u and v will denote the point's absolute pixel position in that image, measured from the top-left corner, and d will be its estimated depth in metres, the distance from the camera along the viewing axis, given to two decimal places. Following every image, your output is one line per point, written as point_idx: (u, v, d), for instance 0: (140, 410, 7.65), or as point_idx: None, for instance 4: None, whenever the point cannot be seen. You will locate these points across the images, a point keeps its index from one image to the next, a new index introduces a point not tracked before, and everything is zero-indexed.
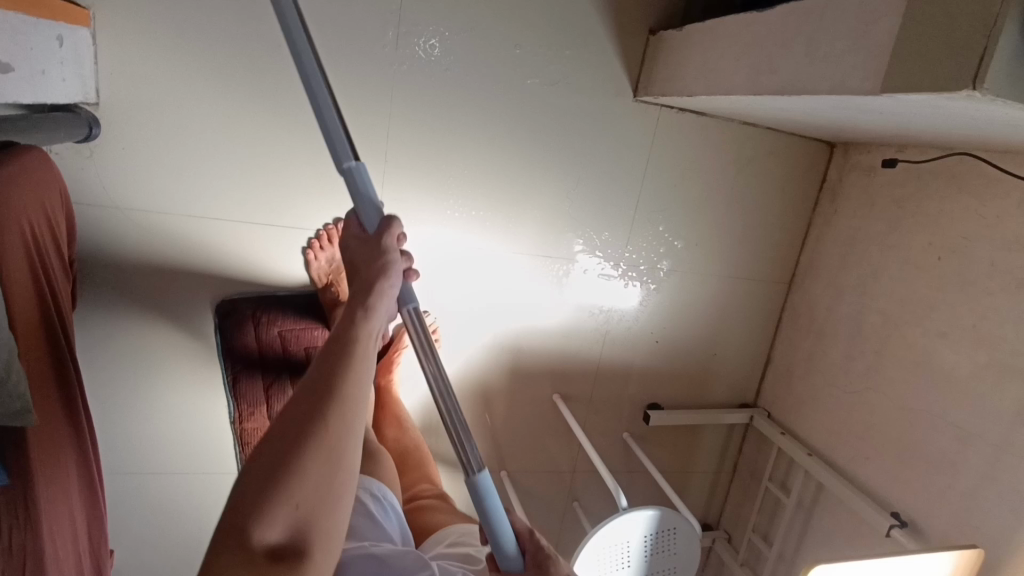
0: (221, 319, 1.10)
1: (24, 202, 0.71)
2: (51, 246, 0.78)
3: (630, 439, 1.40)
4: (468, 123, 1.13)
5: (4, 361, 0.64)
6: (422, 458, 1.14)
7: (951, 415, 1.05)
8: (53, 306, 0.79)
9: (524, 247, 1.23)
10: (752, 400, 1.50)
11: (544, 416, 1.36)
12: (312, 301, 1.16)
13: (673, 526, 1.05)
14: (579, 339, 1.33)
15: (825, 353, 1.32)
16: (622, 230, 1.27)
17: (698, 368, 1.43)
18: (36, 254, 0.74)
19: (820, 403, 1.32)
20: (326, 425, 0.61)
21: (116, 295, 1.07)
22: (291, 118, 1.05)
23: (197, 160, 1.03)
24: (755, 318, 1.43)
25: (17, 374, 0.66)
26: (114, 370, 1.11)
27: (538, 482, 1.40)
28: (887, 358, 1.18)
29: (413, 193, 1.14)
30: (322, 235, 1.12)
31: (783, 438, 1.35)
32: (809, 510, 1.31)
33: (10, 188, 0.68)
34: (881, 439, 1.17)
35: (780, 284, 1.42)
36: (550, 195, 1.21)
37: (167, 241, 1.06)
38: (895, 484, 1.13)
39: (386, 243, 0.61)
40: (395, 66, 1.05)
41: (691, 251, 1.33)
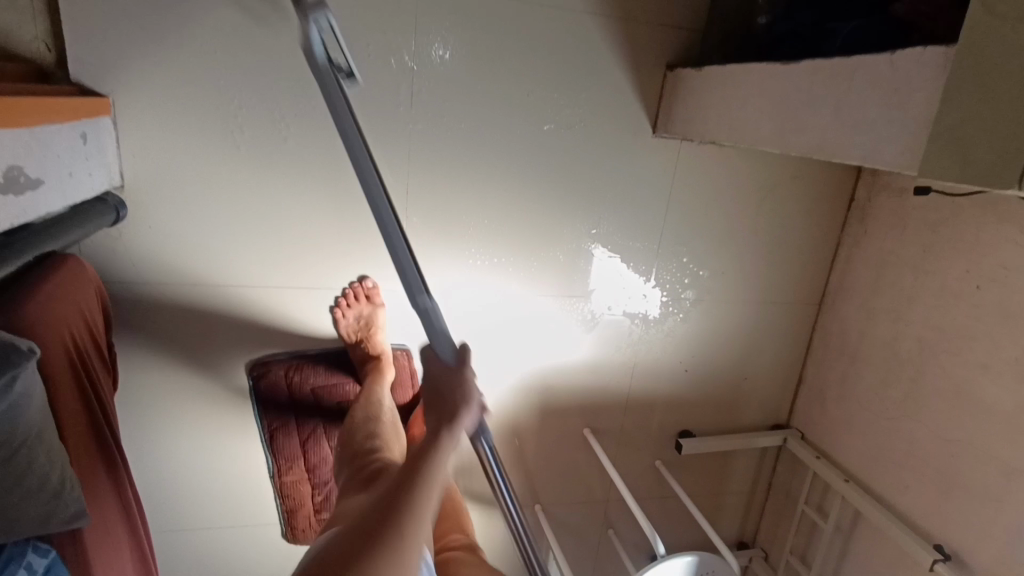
0: (256, 382, 1.12)
1: (67, 321, 0.73)
2: (92, 348, 0.80)
3: (662, 468, 1.40)
4: (486, 173, 1.12)
5: (58, 478, 0.66)
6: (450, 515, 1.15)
7: (994, 449, 1.03)
8: (101, 408, 0.82)
9: (548, 289, 1.23)
10: (785, 420, 1.49)
11: (574, 451, 1.36)
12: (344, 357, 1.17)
13: (712, 569, 1.06)
14: (607, 373, 1.32)
15: (859, 376, 1.30)
16: (645, 265, 1.26)
17: (728, 393, 1.42)
18: (80, 365, 0.76)
19: (856, 427, 1.30)
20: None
21: (152, 365, 1.09)
22: (312, 181, 1.05)
23: (222, 231, 1.04)
24: (786, 340, 1.41)
25: (70, 486, 0.68)
26: (154, 435, 1.14)
27: (572, 514, 1.41)
28: (924, 386, 1.15)
29: (435, 244, 1.14)
30: (348, 293, 1.11)
31: (819, 462, 1.34)
32: (848, 535, 1.30)
33: (53, 308, 0.71)
34: (922, 468, 1.15)
35: (810, 306, 1.39)
36: (572, 237, 1.20)
37: (197, 309, 1.07)
38: (937, 517, 1.12)
39: (465, 369, 0.70)
40: (411, 125, 1.05)
41: (716, 280, 1.31)
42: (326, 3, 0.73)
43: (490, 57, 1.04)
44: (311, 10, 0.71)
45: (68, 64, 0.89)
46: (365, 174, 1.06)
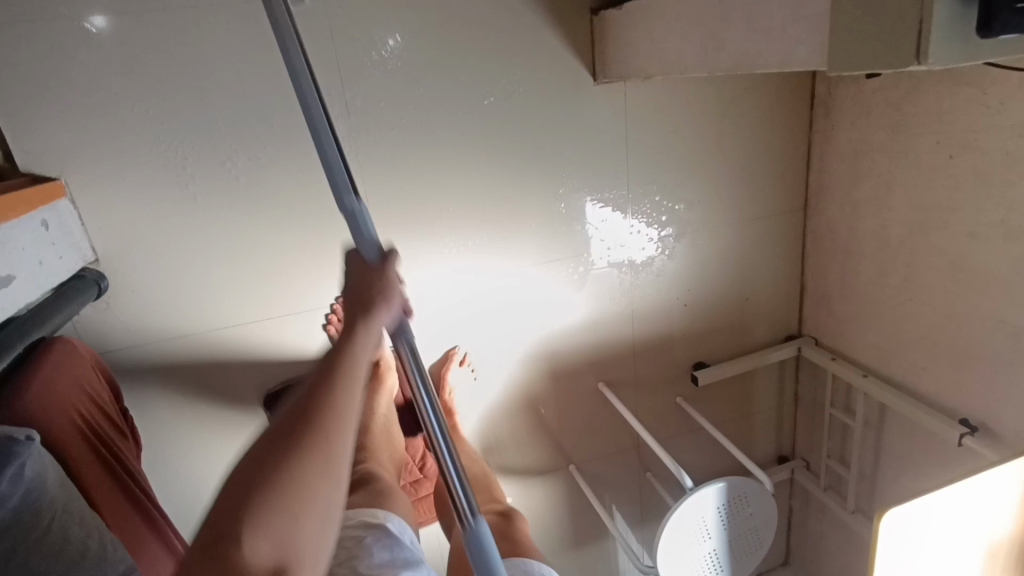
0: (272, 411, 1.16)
1: (59, 394, 0.76)
2: (100, 413, 0.84)
3: (684, 403, 1.42)
4: (440, 161, 1.12)
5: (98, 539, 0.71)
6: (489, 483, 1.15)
7: (997, 313, 1.02)
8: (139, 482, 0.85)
9: (530, 259, 1.24)
10: (796, 330, 1.49)
11: (593, 407, 1.39)
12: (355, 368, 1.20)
13: (743, 492, 1.07)
14: (608, 326, 1.34)
15: (857, 272, 1.28)
16: (620, 213, 1.26)
17: (733, 317, 1.43)
18: (91, 431, 0.80)
19: (865, 322, 1.29)
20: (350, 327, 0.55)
21: (170, 418, 1.13)
22: (274, 211, 1.07)
23: (203, 278, 1.07)
24: (779, 252, 1.40)
25: (111, 544, 0.72)
26: (193, 482, 1.20)
27: (606, 466, 1.45)
28: (920, 267, 1.14)
29: (407, 243, 1.16)
30: (337, 309, 1.15)
31: (835, 364, 1.34)
32: (878, 428, 1.31)
33: (50, 386, 0.76)
34: (934, 348, 1.15)
35: (795, 213, 1.38)
36: (540, 204, 1.21)
37: (199, 357, 1.11)
38: (957, 392, 1.12)
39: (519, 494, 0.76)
40: (354, 133, 1.06)
41: (694, 210, 1.30)
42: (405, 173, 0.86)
43: (413, 47, 1.04)
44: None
45: (14, 156, 0.92)
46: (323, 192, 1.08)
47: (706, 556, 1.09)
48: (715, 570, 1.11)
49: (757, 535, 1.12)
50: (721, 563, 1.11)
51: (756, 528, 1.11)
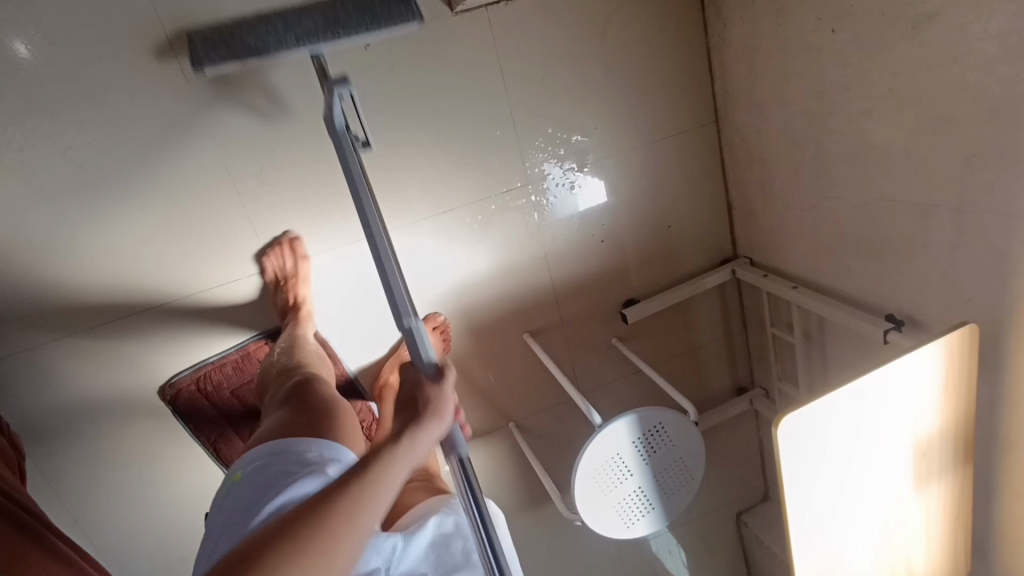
0: (174, 404, 1.15)
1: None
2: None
3: (618, 343, 1.36)
4: (300, 120, 1.06)
5: None
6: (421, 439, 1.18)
7: (902, 193, 0.93)
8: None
9: (422, 212, 1.17)
10: (732, 251, 1.40)
11: (522, 359, 1.33)
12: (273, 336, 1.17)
13: (659, 422, 1.01)
14: (523, 273, 1.28)
15: (774, 178, 1.20)
16: (510, 151, 1.19)
17: (659, 248, 1.35)
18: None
19: (789, 230, 1.21)
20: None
21: (72, 422, 1.12)
22: (132, 193, 1.03)
23: (72, 271, 1.04)
24: (698, 171, 1.32)
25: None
26: (112, 482, 1.18)
27: (547, 419, 1.39)
28: (826, 160, 1.05)
29: (283, 211, 1.11)
30: (281, 243, 1.11)
31: (766, 280, 1.26)
32: (819, 343, 1.22)
33: None
34: (853, 245, 1.06)
35: (707, 126, 1.29)
36: (421, 152, 1.14)
37: (88, 352, 1.09)
38: (881, 287, 1.03)
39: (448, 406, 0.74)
40: (199, 102, 1.01)
41: (593, 137, 1.23)
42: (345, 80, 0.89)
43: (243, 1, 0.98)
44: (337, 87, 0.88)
45: None
46: (180, 169, 1.04)
47: (632, 494, 1.03)
48: (644, 508, 1.05)
49: (686, 466, 1.06)
50: (650, 501, 1.05)
51: (682, 459, 1.05)
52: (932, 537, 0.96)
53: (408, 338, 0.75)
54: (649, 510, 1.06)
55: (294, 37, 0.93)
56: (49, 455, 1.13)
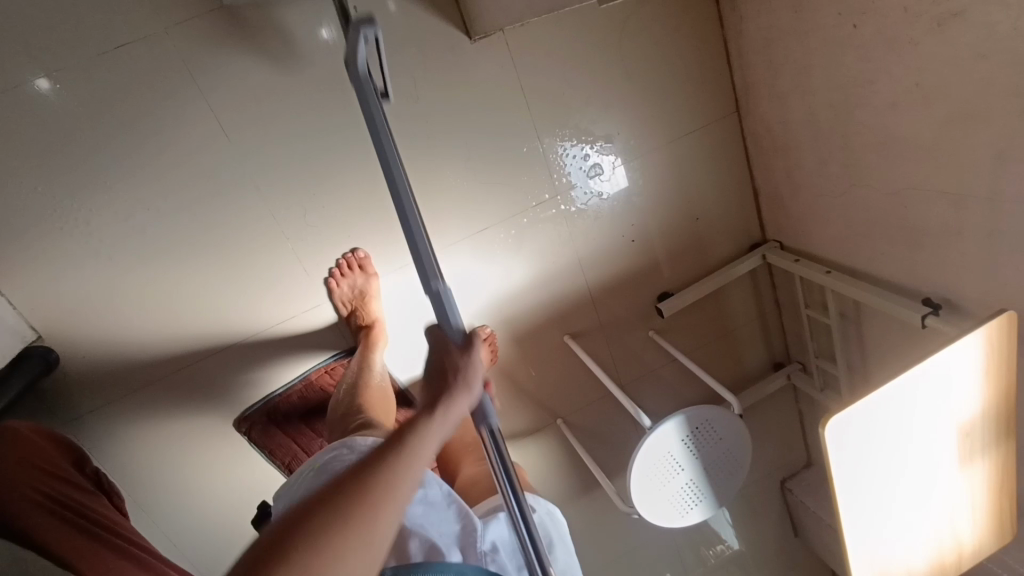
0: (248, 436, 1.22)
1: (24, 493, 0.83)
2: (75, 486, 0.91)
3: (656, 336, 1.40)
4: (337, 160, 1.11)
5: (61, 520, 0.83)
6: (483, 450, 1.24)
7: (933, 182, 0.94)
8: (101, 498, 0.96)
9: (459, 233, 1.22)
10: (761, 236, 1.42)
11: (565, 361, 1.39)
12: (343, 357, 1.24)
13: (706, 419, 1.06)
14: (559, 280, 1.32)
15: (800, 166, 1.21)
16: (538, 165, 1.22)
17: (690, 240, 1.38)
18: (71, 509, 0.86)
19: (819, 216, 1.22)
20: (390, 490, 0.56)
21: (153, 463, 1.20)
22: (188, 249, 1.09)
23: (144, 325, 1.11)
24: (723, 162, 1.33)
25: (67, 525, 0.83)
26: (199, 514, 1.27)
27: (593, 413, 1.45)
28: (853, 150, 1.06)
29: (328, 247, 1.16)
30: (341, 263, 1.16)
31: (798, 265, 1.29)
32: (856, 322, 1.25)
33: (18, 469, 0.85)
34: (886, 231, 1.08)
35: (729, 118, 1.30)
36: (453, 177, 1.18)
37: (165, 399, 1.16)
38: (916, 271, 1.05)
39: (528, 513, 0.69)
40: (241, 157, 1.06)
41: (616, 143, 1.25)
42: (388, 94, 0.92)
43: (272, 57, 1.03)
44: (363, 25, 0.70)
45: None
46: (229, 222, 1.09)
47: (685, 486, 1.10)
48: (696, 499, 1.11)
49: (735, 456, 1.11)
50: (702, 491, 1.11)
51: (729, 451, 1.11)
52: (977, 507, 1.00)
53: (437, 304, 0.62)
54: (702, 500, 1.12)
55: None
56: (141, 493, 1.22)
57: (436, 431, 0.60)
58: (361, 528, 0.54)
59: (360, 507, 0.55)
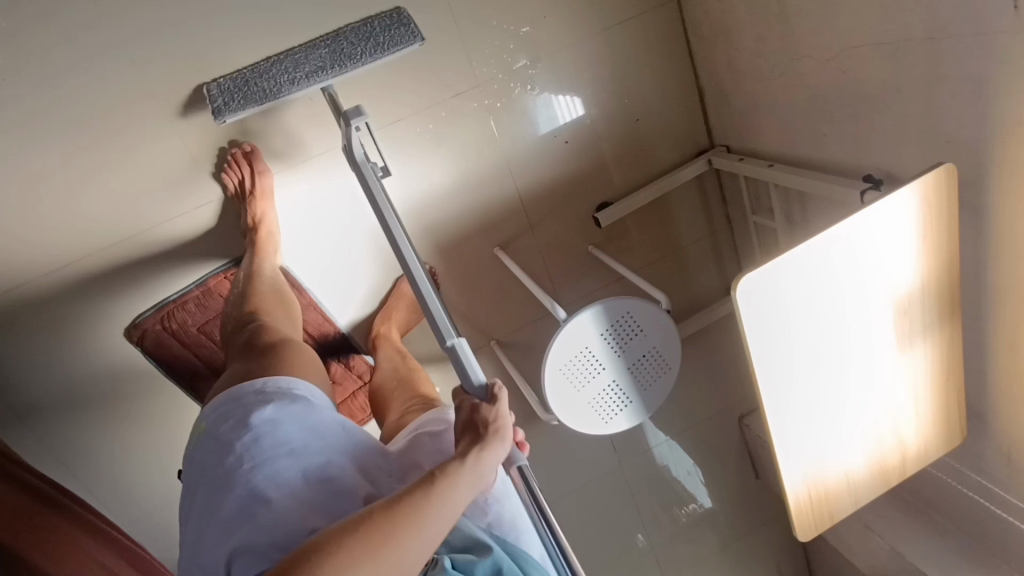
0: (142, 346, 1.12)
1: None
2: None
3: (595, 249, 1.31)
4: (226, 32, 1.00)
5: None
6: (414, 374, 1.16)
7: (871, 34, 0.84)
8: None
9: (370, 125, 1.12)
10: (708, 142, 1.33)
11: (496, 274, 1.30)
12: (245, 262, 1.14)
13: (628, 311, 0.97)
14: (486, 184, 1.22)
15: (741, 50, 1.11)
16: (456, 50, 1.11)
17: (630, 145, 1.28)
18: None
19: (761, 105, 1.13)
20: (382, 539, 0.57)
21: (38, 374, 1.11)
22: (58, 130, 0.98)
23: (17, 219, 1.01)
24: (663, 56, 1.23)
25: None
26: (102, 433, 1.19)
27: (530, 333, 1.36)
28: (791, 16, 0.96)
29: (223, 135, 1.06)
30: (230, 159, 1.06)
31: (742, 164, 1.19)
32: (801, 224, 1.16)
33: None
34: (827, 107, 0.98)
35: (668, 4, 1.20)
36: (358, 60, 1.07)
37: (49, 303, 1.07)
38: (858, 147, 0.96)
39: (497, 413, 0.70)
40: (113, 25, 0.95)
41: (542, 27, 1.14)
42: (360, 108, 0.85)
43: None
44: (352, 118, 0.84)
45: None
46: (104, 100, 0.99)
47: (608, 389, 1.00)
48: (622, 404, 1.02)
49: (664, 357, 1.02)
50: (628, 395, 1.02)
51: (655, 350, 1.01)
52: (921, 399, 0.91)
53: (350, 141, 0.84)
54: (628, 405, 1.03)
55: (303, 74, 0.92)
56: (28, 407, 1.12)
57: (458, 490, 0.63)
58: (380, 555, 0.57)
59: (376, 548, 0.57)
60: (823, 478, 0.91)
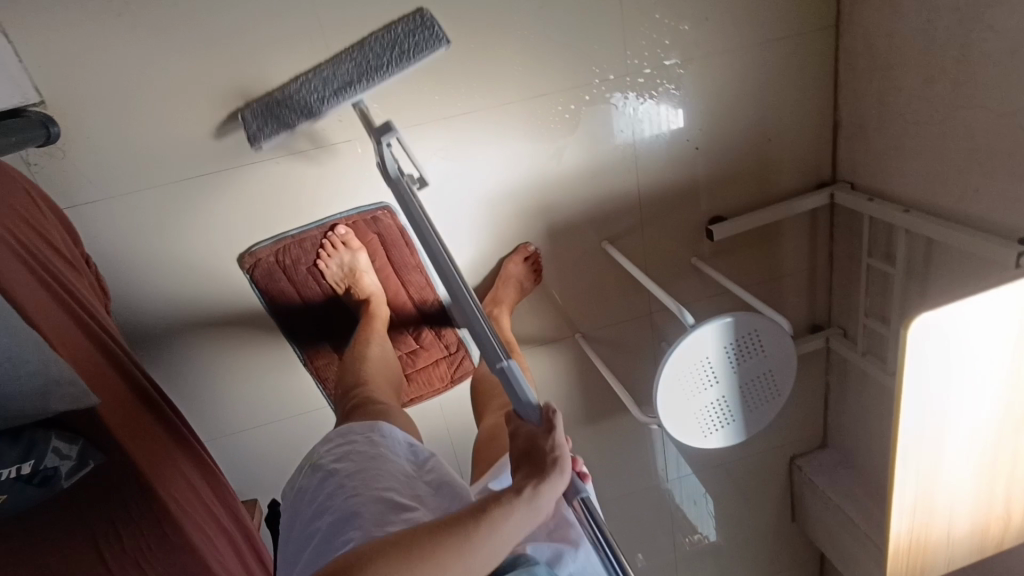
0: (250, 275, 1.11)
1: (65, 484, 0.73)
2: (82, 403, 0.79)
3: (699, 262, 1.30)
4: None
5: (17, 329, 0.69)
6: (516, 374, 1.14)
7: None
8: (82, 307, 0.85)
9: (514, 97, 1.11)
10: (830, 176, 1.32)
11: (598, 267, 1.29)
12: (367, 214, 1.12)
13: (754, 329, 0.96)
14: (610, 177, 1.22)
15: (899, 89, 1.09)
16: (614, 36, 1.10)
17: (755, 164, 1.27)
18: (29, 257, 0.79)
19: (905, 149, 1.12)
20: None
21: (140, 283, 1.09)
22: (217, 37, 0.95)
23: (157, 121, 0.99)
24: (809, 82, 1.22)
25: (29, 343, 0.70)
26: (183, 355, 1.17)
27: (615, 334, 1.36)
28: (973, 63, 0.94)
29: None
30: (324, 242, 1.11)
31: (871, 204, 1.18)
32: (922, 274, 1.15)
33: None
34: (988, 162, 0.97)
35: (826, 29, 1.18)
36: (517, 29, 1.06)
37: (170, 213, 1.05)
38: (1016, 207, 0.94)
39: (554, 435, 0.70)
40: None
41: (702, 29, 1.12)
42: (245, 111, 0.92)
43: None
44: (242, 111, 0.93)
45: None
46: (269, 18, 0.96)
47: (713, 404, 0.99)
48: (722, 421, 1.01)
49: (774, 380, 1.01)
50: (731, 414, 1.01)
51: (769, 373, 1.00)
52: None
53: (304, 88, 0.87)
54: (728, 424, 1.02)
55: (332, 90, 0.87)
56: (123, 315, 1.10)
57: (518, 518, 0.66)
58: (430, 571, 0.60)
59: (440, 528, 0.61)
60: (930, 530, 0.90)
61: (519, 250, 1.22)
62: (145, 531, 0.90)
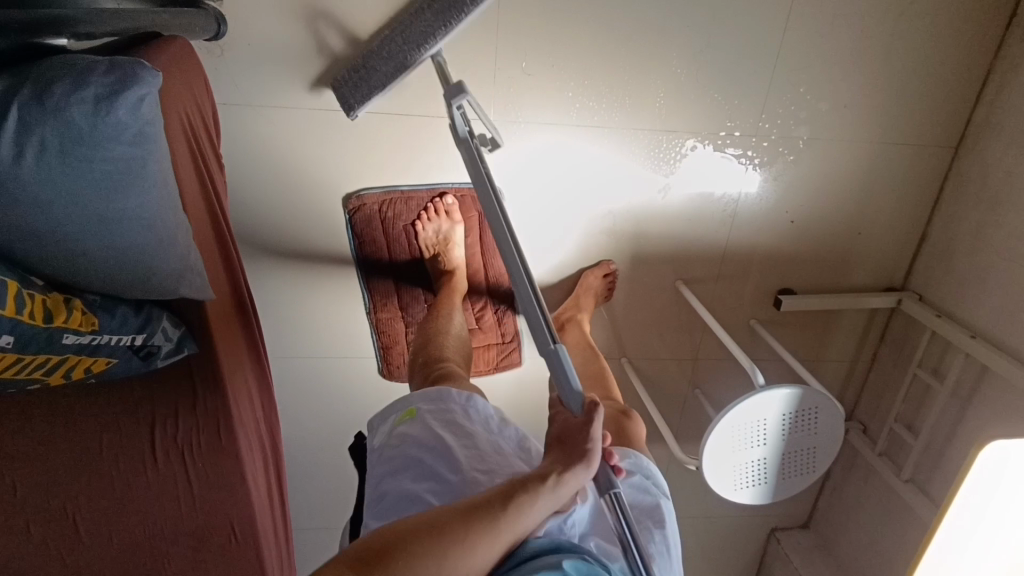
0: (350, 216, 1.14)
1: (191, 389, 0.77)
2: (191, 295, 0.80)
3: (758, 326, 1.35)
4: None
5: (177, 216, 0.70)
6: (604, 379, 1.15)
7: None
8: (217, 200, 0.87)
9: (646, 125, 1.14)
10: (900, 282, 1.37)
11: (664, 303, 1.33)
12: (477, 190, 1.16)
13: (814, 406, 1.01)
14: (704, 224, 1.26)
15: (1001, 224, 1.15)
16: (758, 97, 1.14)
17: (838, 251, 1.32)
18: (193, 139, 0.78)
19: (987, 280, 1.17)
20: (488, 532, 0.63)
21: (246, 194, 1.10)
22: None
23: (319, 48, 1.00)
24: (913, 191, 1.27)
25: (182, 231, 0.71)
26: (259, 273, 1.18)
27: (657, 369, 1.40)
28: None
29: (526, 69, 1.07)
30: (428, 207, 1.15)
31: (937, 320, 1.23)
32: (966, 397, 1.21)
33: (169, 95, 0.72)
34: None
35: (945, 148, 1.23)
36: (671, 65, 1.10)
37: (298, 138, 1.07)
38: None
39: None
40: None
41: (837, 115, 1.17)
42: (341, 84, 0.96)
43: None
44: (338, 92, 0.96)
45: None
46: None
47: (755, 463, 1.04)
48: (756, 480, 1.05)
49: (814, 456, 1.06)
50: (766, 476, 1.05)
51: (813, 450, 1.05)
52: None
53: None
54: (760, 484, 1.06)
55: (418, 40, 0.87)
56: None
57: (542, 504, 0.68)
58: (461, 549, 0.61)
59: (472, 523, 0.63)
60: None
61: (603, 267, 1.26)
62: (204, 426, 0.92)
